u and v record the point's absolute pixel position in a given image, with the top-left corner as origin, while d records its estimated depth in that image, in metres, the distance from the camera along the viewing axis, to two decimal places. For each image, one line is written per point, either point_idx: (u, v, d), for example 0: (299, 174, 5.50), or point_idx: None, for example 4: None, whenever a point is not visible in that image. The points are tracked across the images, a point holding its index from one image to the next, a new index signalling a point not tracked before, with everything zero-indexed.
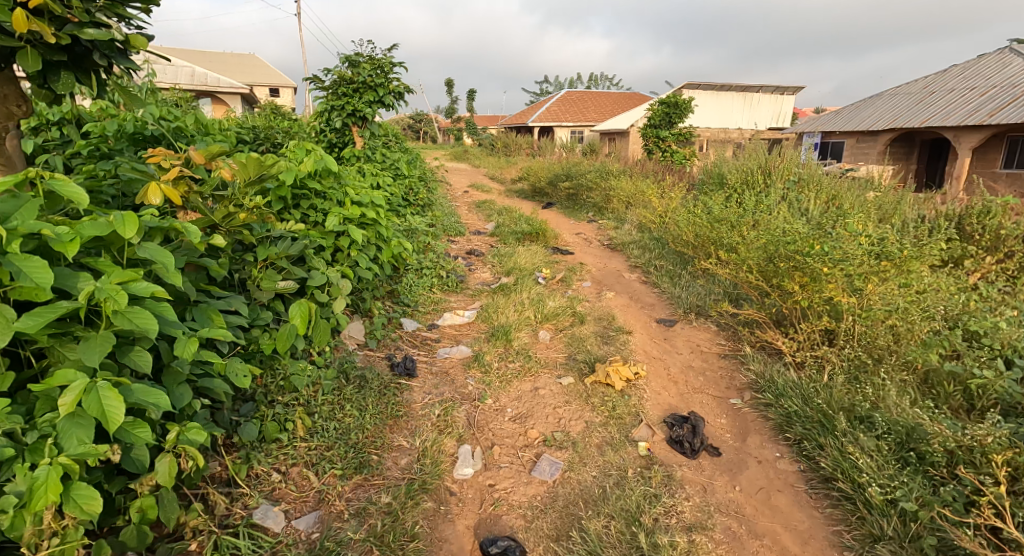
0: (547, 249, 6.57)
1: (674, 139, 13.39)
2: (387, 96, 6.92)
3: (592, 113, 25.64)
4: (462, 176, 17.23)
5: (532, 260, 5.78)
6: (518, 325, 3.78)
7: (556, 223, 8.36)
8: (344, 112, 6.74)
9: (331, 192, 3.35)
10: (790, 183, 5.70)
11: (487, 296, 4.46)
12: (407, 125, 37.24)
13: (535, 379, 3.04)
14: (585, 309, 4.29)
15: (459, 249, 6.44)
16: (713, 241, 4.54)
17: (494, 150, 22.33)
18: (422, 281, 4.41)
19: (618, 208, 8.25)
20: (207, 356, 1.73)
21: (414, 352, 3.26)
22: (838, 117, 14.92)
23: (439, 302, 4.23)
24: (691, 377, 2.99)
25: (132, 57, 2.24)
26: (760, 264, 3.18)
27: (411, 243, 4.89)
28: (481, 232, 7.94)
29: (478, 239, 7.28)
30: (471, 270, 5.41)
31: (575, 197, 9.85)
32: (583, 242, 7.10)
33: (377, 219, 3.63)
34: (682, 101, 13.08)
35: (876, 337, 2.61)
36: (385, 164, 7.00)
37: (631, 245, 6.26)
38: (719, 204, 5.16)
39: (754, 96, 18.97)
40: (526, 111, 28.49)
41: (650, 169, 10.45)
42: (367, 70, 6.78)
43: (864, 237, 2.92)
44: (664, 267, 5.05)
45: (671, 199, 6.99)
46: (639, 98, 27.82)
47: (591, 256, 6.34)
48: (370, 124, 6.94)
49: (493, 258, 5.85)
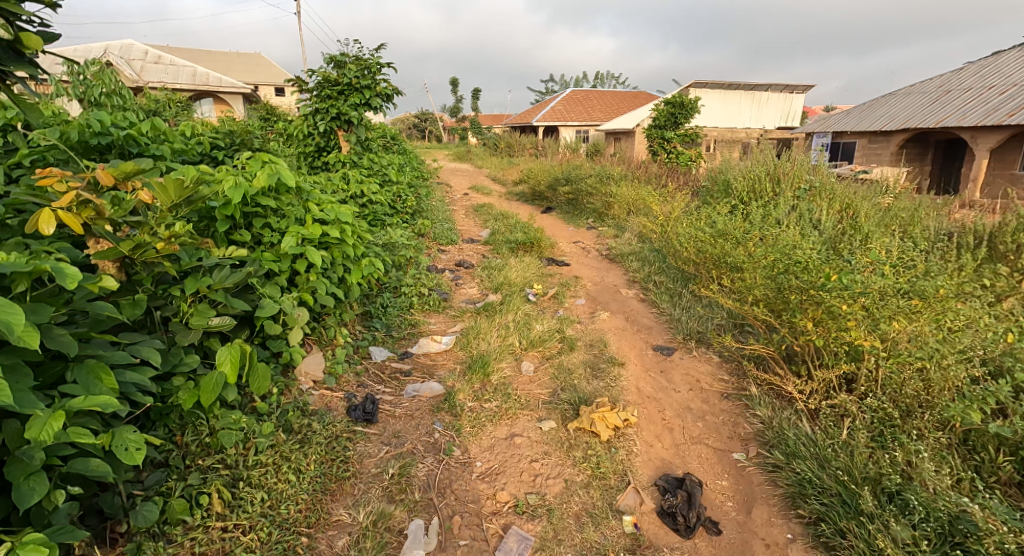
0: (541, 260, 6.22)
1: (680, 140, 12.99)
2: (374, 99, 6.60)
3: (597, 113, 25.22)
4: (463, 178, 16.91)
5: (524, 274, 5.43)
6: (500, 354, 3.43)
7: (554, 230, 8.00)
8: (328, 115, 6.48)
9: (288, 209, 3.01)
10: (801, 191, 5.31)
11: (470, 318, 4.12)
12: (411, 124, 36.96)
13: (512, 424, 2.70)
14: (576, 333, 3.94)
15: (449, 260, 6.10)
16: (717, 257, 4.17)
17: (497, 151, 21.98)
18: (400, 301, 4.08)
19: (619, 215, 7.88)
20: (74, 436, 1.38)
21: (379, 389, 2.92)
22: (850, 117, 14.45)
23: (417, 326, 3.88)
24: (688, 423, 2.65)
25: (31, 58, 1.91)
26: (768, 292, 2.80)
27: (391, 258, 4.55)
28: (475, 240, 7.60)
29: (471, 248, 6.93)
30: (458, 286, 5.08)
31: (575, 201, 9.49)
32: (580, 252, 6.75)
33: (343, 236, 3.29)
34: (688, 101, 12.67)
35: (905, 387, 2.24)
36: (372, 170, 6.66)
37: (631, 257, 5.90)
38: (724, 215, 4.79)
39: (762, 95, 18.52)
40: (531, 110, 28.11)
41: (653, 172, 10.06)
42: (352, 70, 6.45)
43: (889, 265, 2.53)
44: (664, 285, 4.68)
45: (674, 206, 6.62)
46: (644, 98, 27.39)
47: (588, 268, 5.98)
48: (356, 127, 6.66)
49: (483, 272, 5.52)
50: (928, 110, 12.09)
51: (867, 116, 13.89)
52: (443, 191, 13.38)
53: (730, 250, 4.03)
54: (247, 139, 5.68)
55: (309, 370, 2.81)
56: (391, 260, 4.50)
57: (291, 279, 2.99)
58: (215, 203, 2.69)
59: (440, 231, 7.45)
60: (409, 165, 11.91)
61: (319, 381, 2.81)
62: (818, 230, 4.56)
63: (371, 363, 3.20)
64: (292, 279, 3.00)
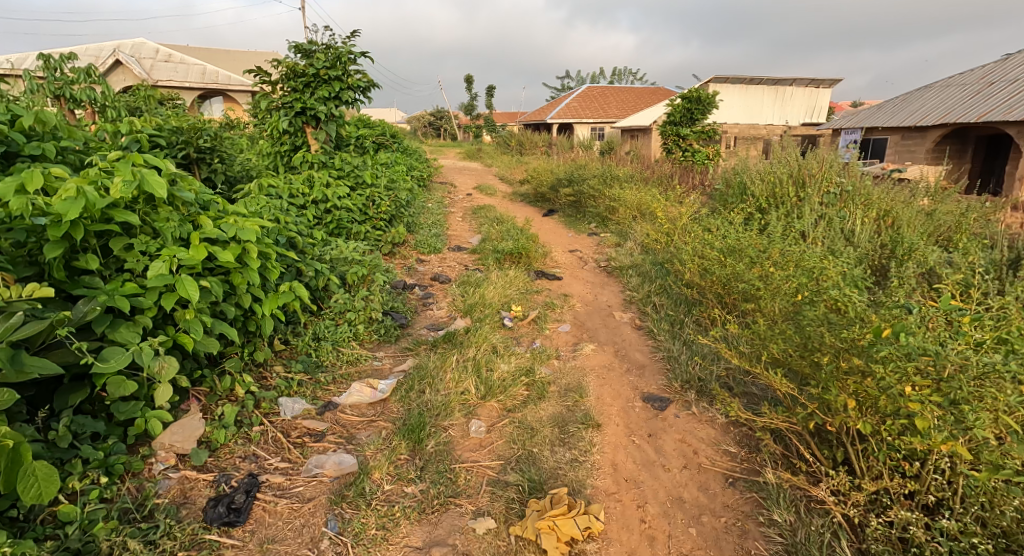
0: (529, 274, 5.52)
1: (696, 137, 12.14)
2: (345, 93, 6.04)
3: (612, 109, 24.33)
4: (469, 177, 16.25)
5: (505, 292, 4.71)
6: (444, 409, 2.73)
7: (550, 237, 7.28)
8: (292, 109, 5.89)
9: (163, 227, 2.36)
10: (829, 197, 4.51)
11: (423, 354, 3.41)
12: (424, 123, 36.42)
13: (436, 523, 1.99)
14: (551, 374, 3.21)
15: (425, 275, 5.41)
16: (726, 280, 3.40)
17: (507, 150, 21.27)
18: (340, 335, 3.40)
19: (624, 220, 7.11)
20: None
21: (272, 463, 2.23)
22: (881, 112, 13.41)
23: (355, 367, 3.19)
24: (677, 527, 1.93)
25: None
26: (790, 346, 2.03)
27: (338, 279, 3.87)
28: (463, 248, 6.90)
29: (455, 260, 6.23)
30: (425, 309, 4.40)
31: (577, 204, 8.76)
32: (576, 265, 6.01)
33: (246, 259, 2.63)
34: (703, 96, 11.84)
35: (1001, 507, 1.48)
36: (344, 173, 6.03)
37: (631, 273, 5.14)
38: (736, 225, 4.03)
39: (785, 89, 17.52)
40: (544, 107, 27.33)
41: (665, 171, 9.22)
42: (319, 60, 5.93)
43: (971, 315, 1.74)
44: (664, 311, 3.93)
45: (681, 211, 5.85)
46: (662, 94, 26.47)
47: (581, 285, 5.24)
48: (324, 124, 6.05)
49: (458, 290, 4.83)
50: (969, 103, 11.04)
51: (900, 110, 12.85)
52: (445, 192, 12.72)
53: (744, 271, 3.27)
54: (196, 140, 5.09)
55: (174, 442, 2.14)
56: (337, 279, 3.83)
57: (166, 317, 2.34)
58: (45, 221, 2.05)
59: (423, 239, 6.76)
60: (406, 167, 11.28)
61: (187, 456, 2.13)
62: (853, 246, 3.75)
63: (275, 421, 2.51)
64: (168, 317, 2.35)
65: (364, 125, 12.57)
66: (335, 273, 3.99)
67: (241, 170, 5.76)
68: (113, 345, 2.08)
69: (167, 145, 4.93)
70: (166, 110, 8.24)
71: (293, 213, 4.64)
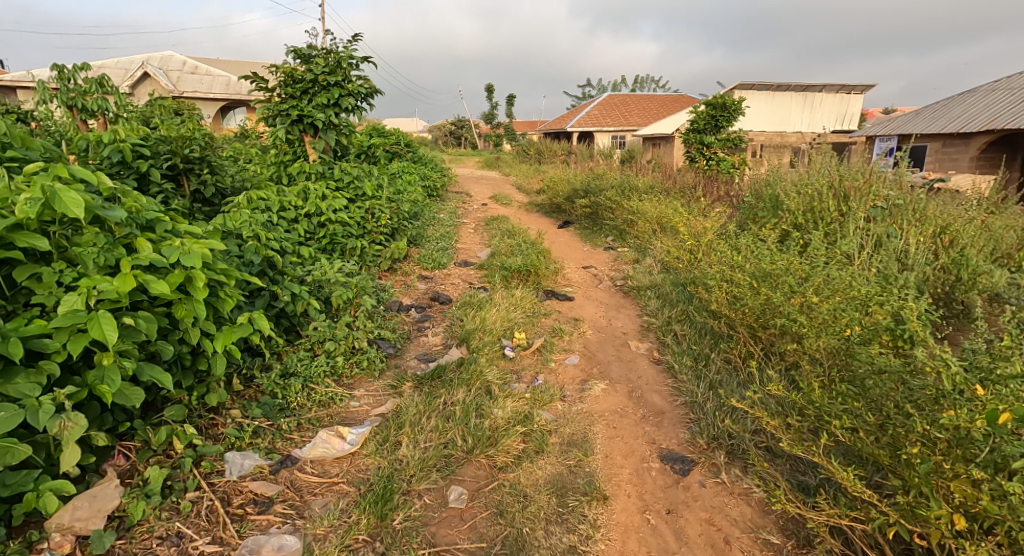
0: (538, 294, 5.08)
1: (721, 145, 11.61)
2: (344, 100, 5.70)
3: (633, 117, 23.80)
4: (487, 186, 15.92)
5: (509, 315, 4.27)
6: (421, 468, 2.31)
7: (564, 252, 6.84)
8: (288, 117, 5.56)
9: (84, 252, 1.97)
10: (876, 210, 3.99)
11: (408, 393, 2.99)
12: (444, 132, 36.33)
13: None
14: (552, 421, 2.76)
15: (424, 296, 5.02)
16: (759, 313, 2.91)
17: (525, 159, 20.91)
18: (314, 370, 3.00)
19: (643, 235, 6.63)
20: None
21: (198, 546, 1.83)
22: (919, 118, 12.69)
23: (327, 409, 2.79)
24: None
25: None
26: (863, 425, 1.84)
27: (318, 303, 3.47)
28: (470, 264, 6.50)
29: (460, 277, 5.82)
30: (419, 335, 3.99)
31: (595, 216, 8.30)
32: (589, 284, 5.55)
33: (191, 289, 2.24)
34: (728, 102, 11.29)
35: None
36: (343, 184, 5.69)
37: (649, 295, 4.66)
38: (771, 245, 3.54)
39: (815, 96, 16.82)
40: (564, 115, 26.94)
41: (688, 182, 8.70)
42: (318, 64, 5.61)
43: None
44: (685, 343, 3.45)
45: (706, 225, 5.36)
46: (686, 102, 25.85)
47: (594, 308, 4.78)
48: (323, 132, 5.72)
49: (458, 312, 4.43)
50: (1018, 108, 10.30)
51: (940, 116, 12.11)
52: (459, 202, 12.37)
53: (781, 303, 2.79)
54: (183, 151, 4.79)
55: (76, 520, 1.75)
56: (317, 304, 3.44)
57: (85, 360, 1.95)
58: None
59: (428, 255, 6.37)
60: (418, 176, 10.96)
61: (87, 541, 1.75)
62: (908, 272, 3.24)
63: (216, 484, 2.11)
64: (87, 360, 1.96)
65: (378, 134, 12.34)
66: (317, 296, 3.60)
67: (234, 182, 5.45)
68: (2, 400, 1.69)
69: (151, 155, 4.63)
70: (174, 118, 8.06)
71: (280, 229, 4.28)
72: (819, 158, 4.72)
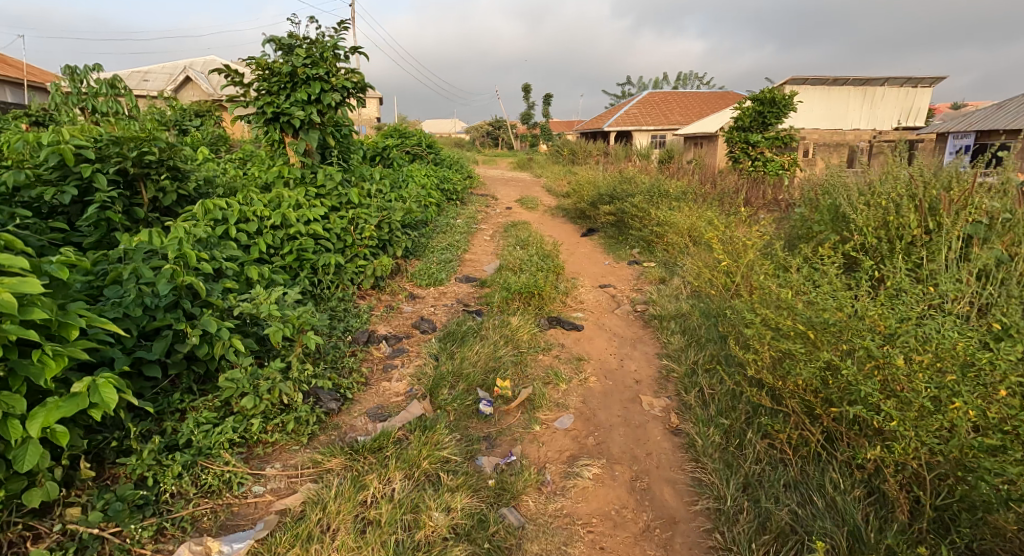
0: (540, 322, 4.30)
1: (768, 145, 10.50)
2: (327, 96, 5.04)
3: (674, 116, 22.57)
4: (516, 188, 15.21)
5: (495, 354, 3.51)
6: None
7: (582, 267, 6.04)
8: (263, 115, 4.96)
9: None
10: (974, 227, 3.02)
11: (331, 474, 2.27)
12: (480, 133, 35.79)
13: None
14: (512, 533, 2.00)
15: (407, 322, 4.31)
16: (820, 385, 2.02)
17: (559, 159, 20.07)
18: (213, 439, 2.31)
19: (673, 248, 5.75)
20: None
21: None
22: (999, 113, 11.23)
23: (213, 501, 2.10)
24: None
25: None
26: None
27: (244, 343, 2.79)
28: (473, 280, 5.78)
29: (457, 299, 5.09)
30: (381, 378, 3.29)
31: (621, 224, 7.44)
32: (604, 310, 4.73)
33: None
34: (778, 97, 10.16)
35: None
36: (327, 191, 5.06)
37: (672, 330, 3.82)
38: (832, 275, 2.63)
39: (875, 90, 15.35)
40: (602, 113, 25.92)
41: (729, 187, 7.72)
42: (297, 56, 4.97)
43: None
44: (713, 409, 2.60)
45: (744, 239, 4.46)
46: (731, 98, 24.41)
47: (606, 342, 3.95)
48: (303, 132, 5.07)
49: (436, 347, 3.70)
50: None
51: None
52: (482, 206, 11.68)
53: (854, 375, 1.89)
54: (138, 153, 4.24)
55: None
56: (241, 344, 2.75)
57: None
58: None
59: (426, 271, 5.67)
60: (436, 179, 10.33)
61: None
62: None
63: None
64: None
65: (399, 135, 11.83)
66: (248, 333, 2.91)
67: (206, 187, 4.89)
68: None
69: (99, 159, 4.10)
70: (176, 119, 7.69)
71: (229, 245, 3.65)
72: (893, 160, 3.76)
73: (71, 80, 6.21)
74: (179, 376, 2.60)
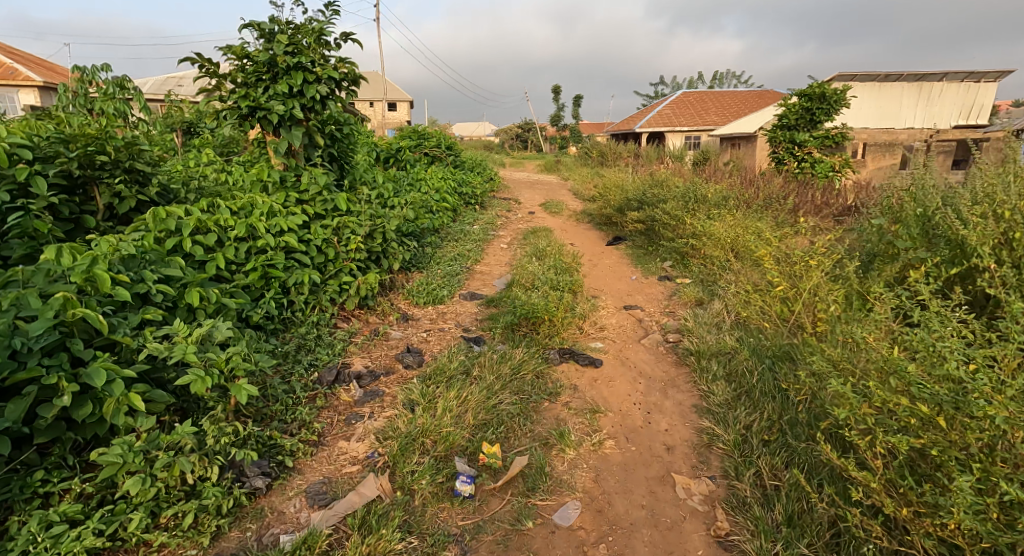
0: (550, 355, 3.57)
1: (817, 145, 9.50)
2: (312, 88, 4.40)
3: (710, 115, 21.46)
4: (541, 191, 14.47)
5: (488, 406, 2.80)
6: None
7: (605, 283, 5.28)
8: (237, 110, 4.36)
9: None
10: None
11: None
12: (510, 135, 35.17)
13: None
14: None
15: (390, 353, 3.64)
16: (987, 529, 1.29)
17: (588, 161, 19.25)
18: (63, 549, 1.68)
19: (711, 262, 4.94)
20: None
21: None
22: None
23: None
24: None
25: None
26: None
27: (151, 398, 2.12)
28: (479, 297, 5.09)
29: (456, 321, 4.41)
30: (339, 434, 2.62)
31: (651, 232, 6.63)
32: (628, 338, 3.97)
33: None
34: (828, 92, 9.14)
35: None
36: (311, 196, 4.44)
37: (712, 375, 3.04)
38: (956, 325, 1.86)
39: (933, 85, 14.07)
40: (634, 113, 24.96)
41: (775, 192, 6.82)
42: (278, 42, 4.34)
43: None
44: (778, 512, 1.90)
45: (800, 256, 3.64)
46: (770, 97, 23.20)
47: (629, 386, 3.20)
48: (285, 130, 4.45)
49: (416, 389, 3.01)
50: None
51: None
52: (503, 210, 10.98)
53: None
54: (88, 153, 3.66)
55: None
56: (143, 400, 2.08)
57: None
58: None
59: (425, 287, 5.02)
60: (453, 182, 9.69)
61: None
62: None
63: None
64: None
65: (418, 136, 11.26)
66: (163, 382, 2.26)
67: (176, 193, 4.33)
68: None
69: (41, 160, 3.53)
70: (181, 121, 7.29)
71: (173, 261, 3.03)
72: (1007, 160, 2.89)
73: (71, 82, 5.89)
74: (52, 444, 1.95)
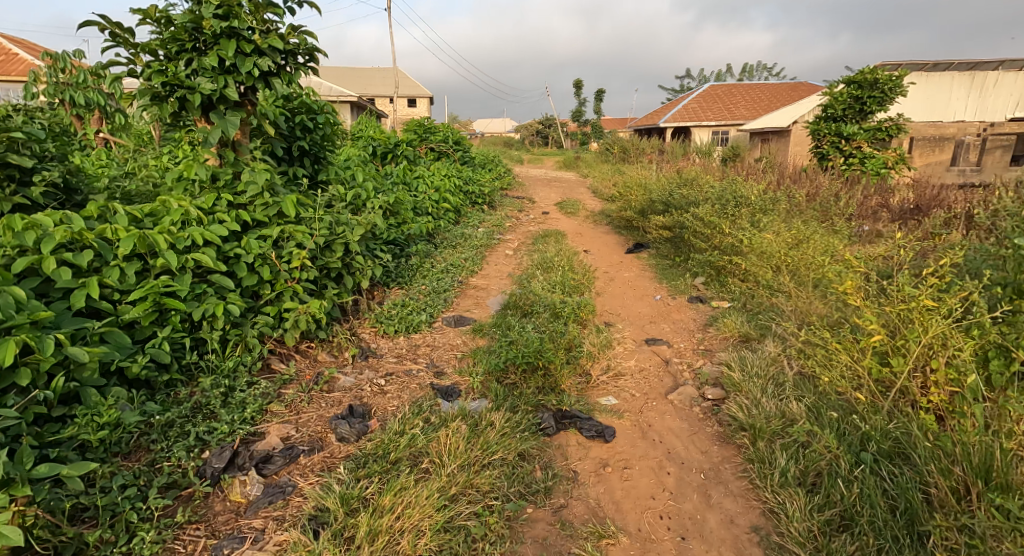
0: (544, 420, 2.57)
1: (867, 138, 8.29)
2: (248, 61, 3.45)
3: (738, 109, 20.12)
4: (558, 189, 13.40)
5: (435, 526, 1.84)
6: None
7: (623, 306, 4.25)
8: (154, 87, 3.41)
9: None
10: None
11: None
12: (529, 131, 34.11)
13: None
14: None
15: (326, 414, 2.69)
16: None
17: (608, 157, 18.10)
18: None
19: (758, 284, 3.88)
20: None
21: None
22: None
23: None
24: None
25: None
26: None
27: None
28: (465, 322, 4.12)
29: (430, 360, 3.44)
30: None
31: (678, 240, 5.56)
32: (653, 392, 2.95)
33: None
34: (881, 77, 7.89)
35: None
36: (249, 198, 3.51)
37: (780, 474, 2.02)
38: None
39: (992, 74, 12.63)
40: (657, 107, 23.64)
41: (828, 193, 5.69)
42: (205, 2, 3.39)
43: None
44: None
45: (899, 284, 2.56)
46: (804, 90, 21.70)
47: (654, 480, 2.20)
48: (216, 113, 3.51)
49: (334, 485, 2.05)
50: None
51: None
52: (514, 210, 9.96)
53: None
54: None
55: None
56: None
57: None
58: None
59: (399, 309, 4.06)
60: (456, 179, 8.68)
61: None
62: None
63: None
64: None
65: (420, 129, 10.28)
66: None
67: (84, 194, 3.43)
68: None
69: None
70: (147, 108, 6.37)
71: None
72: None
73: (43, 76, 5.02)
74: None
